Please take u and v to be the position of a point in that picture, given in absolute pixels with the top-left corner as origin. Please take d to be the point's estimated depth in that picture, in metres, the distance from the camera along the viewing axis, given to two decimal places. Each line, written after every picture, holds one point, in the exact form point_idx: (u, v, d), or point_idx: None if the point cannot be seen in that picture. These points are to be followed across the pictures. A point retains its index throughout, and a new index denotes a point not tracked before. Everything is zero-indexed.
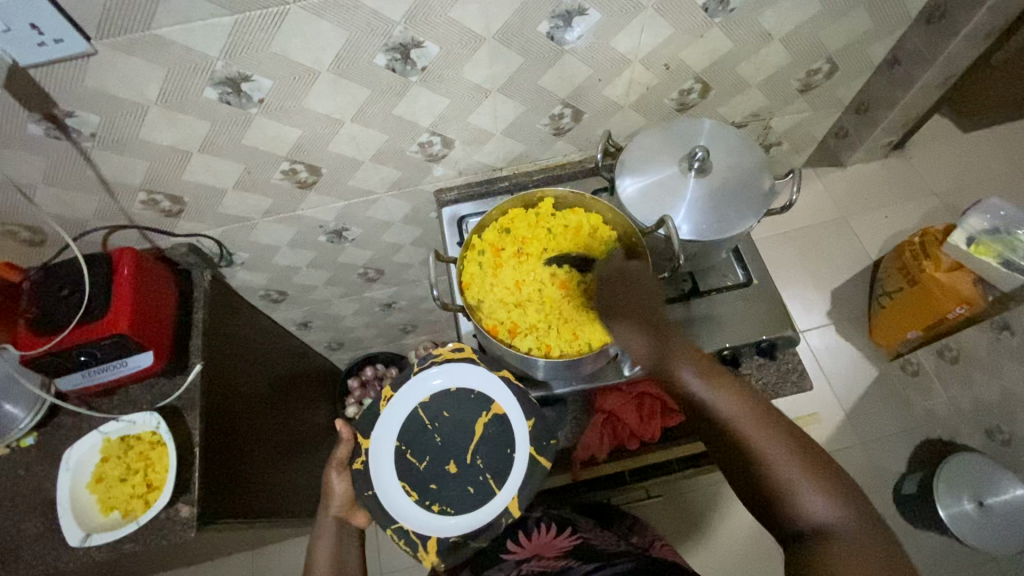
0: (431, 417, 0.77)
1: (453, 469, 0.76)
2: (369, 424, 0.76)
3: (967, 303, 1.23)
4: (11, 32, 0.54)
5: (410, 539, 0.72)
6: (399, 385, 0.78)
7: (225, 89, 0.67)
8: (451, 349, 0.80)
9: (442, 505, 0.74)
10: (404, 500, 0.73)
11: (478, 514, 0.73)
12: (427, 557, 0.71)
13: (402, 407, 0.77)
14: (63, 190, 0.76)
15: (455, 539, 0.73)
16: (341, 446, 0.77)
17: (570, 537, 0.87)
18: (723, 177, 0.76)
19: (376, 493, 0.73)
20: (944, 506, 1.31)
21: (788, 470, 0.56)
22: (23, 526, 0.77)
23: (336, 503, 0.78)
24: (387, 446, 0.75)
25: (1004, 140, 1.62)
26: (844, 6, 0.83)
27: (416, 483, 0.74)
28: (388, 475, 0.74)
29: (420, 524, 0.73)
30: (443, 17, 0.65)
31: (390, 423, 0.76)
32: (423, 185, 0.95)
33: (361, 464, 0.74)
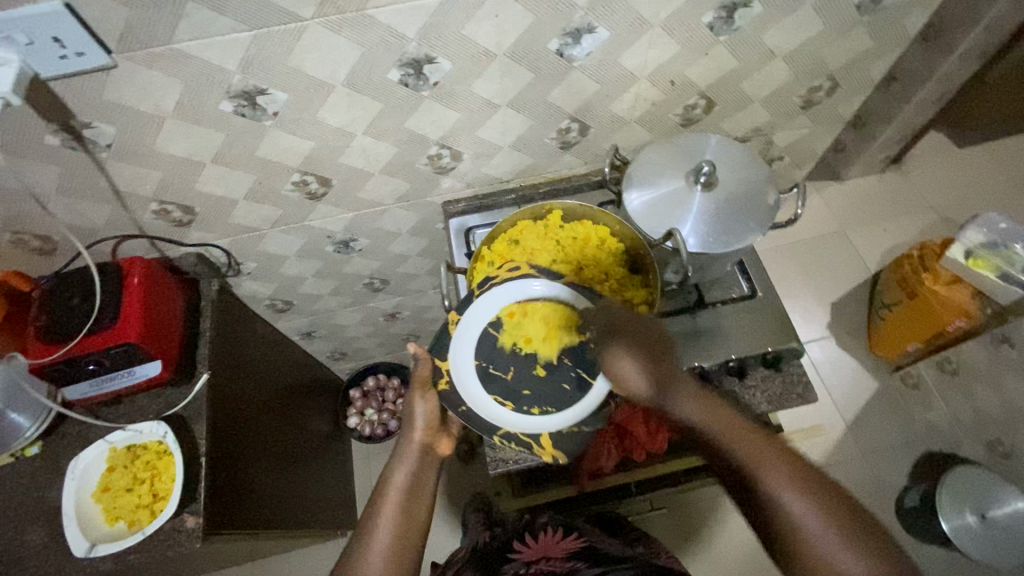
0: (504, 333, 0.74)
1: (543, 372, 0.74)
2: (444, 348, 0.75)
3: (965, 316, 1.25)
4: (34, 44, 0.55)
5: (521, 440, 0.71)
6: (464, 308, 0.75)
7: (240, 103, 0.68)
8: (507, 271, 0.76)
9: (541, 406, 0.72)
10: (501, 409, 0.72)
11: (583, 402, 0.71)
12: (544, 450, 0.70)
13: (471, 329, 0.74)
14: (76, 200, 0.76)
15: (568, 428, 0.71)
16: (421, 366, 0.75)
17: (576, 540, 0.89)
18: (729, 191, 0.77)
19: (470, 408, 0.71)
20: (946, 519, 1.30)
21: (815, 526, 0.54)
22: (26, 536, 0.77)
23: (419, 426, 0.73)
24: (467, 366, 0.73)
25: (999, 156, 1.65)
26: (846, 25, 0.85)
27: (508, 392, 0.73)
28: (478, 392, 0.72)
29: (526, 425, 0.71)
30: (457, 34, 0.66)
31: (463, 345, 0.74)
32: (432, 197, 0.97)
33: (446, 384, 0.73)
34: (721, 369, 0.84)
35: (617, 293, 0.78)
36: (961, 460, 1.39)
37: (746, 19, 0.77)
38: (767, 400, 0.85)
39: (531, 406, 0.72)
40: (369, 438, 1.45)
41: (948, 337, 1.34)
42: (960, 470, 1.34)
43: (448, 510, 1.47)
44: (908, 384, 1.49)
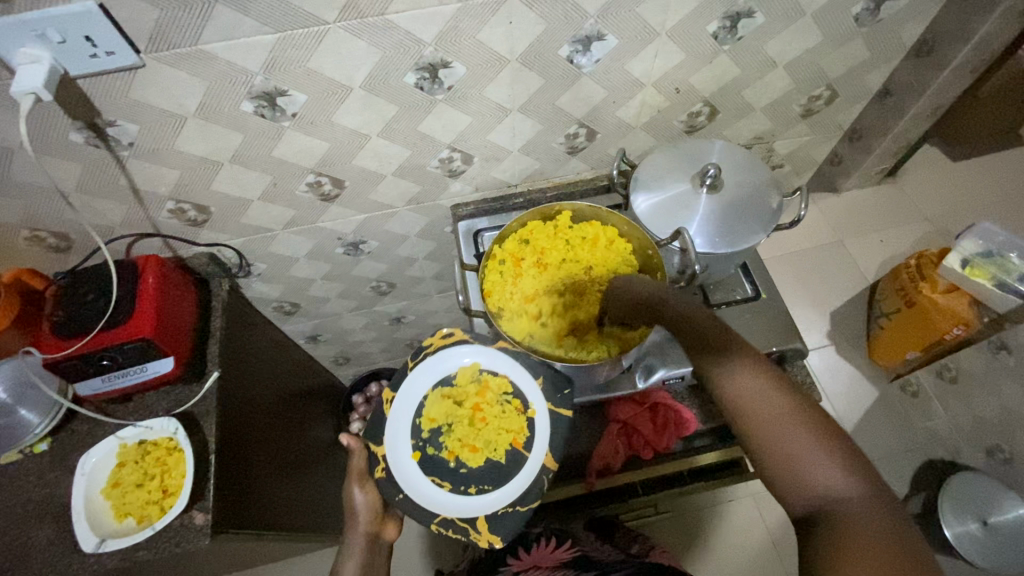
0: (434, 410, 0.77)
1: (476, 452, 0.76)
2: (379, 433, 0.76)
3: (964, 324, 1.27)
4: (67, 43, 0.57)
5: (458, 527, 0.71)
6: (397, 386, 0.78)
7: (261, 103, 0.70)
8: (440, 338, 0.81)
9: (476, 484, 0.74)
10: (437, 492, 0.73)
11: (516, 479, 0.73)
12: (481, 536, 0.70)
13: (404, 410, 0.77)
14: (93, 197, 0.78)
15: (503, 508, 0.72)
16: (356, 458, 0.81)
17: (570, 549, 0.92)
18: (734, 193, 0.79)
19: (406, 495, 0.73)
20: (948, 526, 1.30)
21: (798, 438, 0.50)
22: (32, 534, 0.76)
23: (363, 520, 0.82)
24: (403, 449, 0.75)
25: (991, 169, 1.69)
26: (844, 37, 0.88)
27: (445, 472, 0.75)
28: (415, 477, 0.74)
29: (461, 508, 0.72)
30: (472, 39, 0.69)
31: (398, 428, 0.76)
32: (441, 201, 0.98)
33: (383, 473, 0.74)
34: None
35: None
36: (960, 468, 1.40)
37: (749, 29, 0.80)
38: None
39: (467, 485, 0.74)
40: None
41: (947, 344, 1.35)
42: (958, 475, 1.35)
43: None
44: (908, 392, 1.50)
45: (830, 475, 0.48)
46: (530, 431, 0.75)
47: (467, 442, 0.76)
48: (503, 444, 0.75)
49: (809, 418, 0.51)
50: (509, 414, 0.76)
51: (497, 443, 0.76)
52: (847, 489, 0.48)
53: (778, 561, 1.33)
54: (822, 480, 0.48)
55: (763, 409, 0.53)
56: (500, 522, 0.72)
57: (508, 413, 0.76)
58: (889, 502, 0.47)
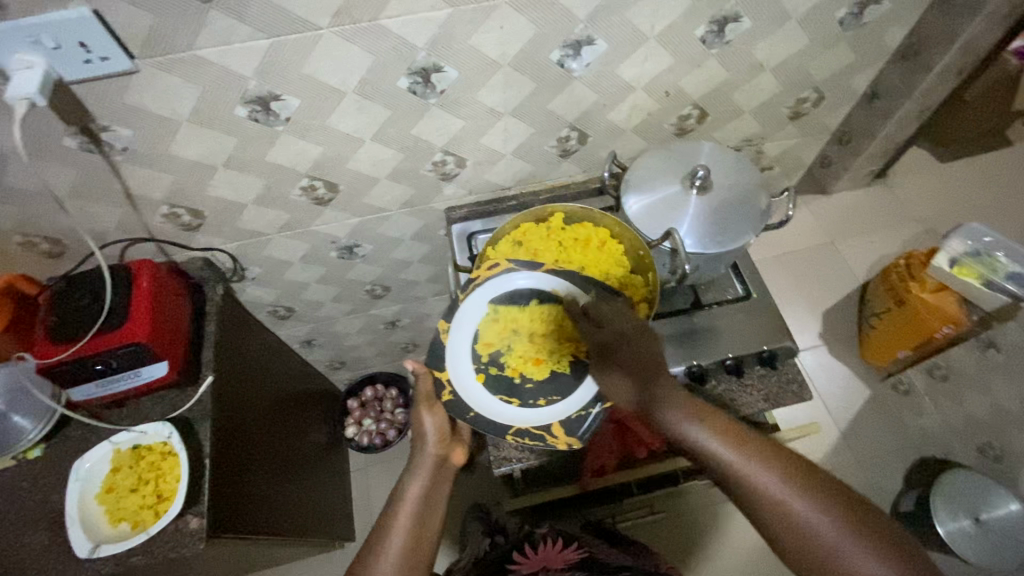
0: (492, 331, 0.78)
1: (540, 366, 0.78)
2: (440, 358, 0.77)
3: (952, 322, 1.28)
4: (61, 49, 0.57)
5: (534, 435, 0.75)
6: (451, 315, 0.78)
7: (254, 108, 0.71)
8: (488, 269, 0.80)
9: (545, 397, 0.77)
10: (506, 408, 0.76)
11: (583, 386, 0.76)
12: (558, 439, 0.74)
13: (462, 336, 0.78)
14: (87, 202, 0.78)
15: (577, 414, 0.75)
16: (422, 382, 0.78)
17: (576, 551, 0.92)
18: (724, 194, 0.80)
19: (478, 412, 0.75)
20: (941, 524, 1.30)
21: (829, 536, 0.55)
22: (26, 540, 0.76)
23: (433, 440, 0.77)
24: (467, 372, 0.77)
25: (977, 170, 1.72)
26: (829, 41, 0.90)
27: (512, 390, 0.77)
28: (483, 398, 0.76)
29: (534, 418, 0.75)
30: (464, 44, 0.69)
31: (457, 352, 0.77)
32: (435, 204, 0.99)
33: (449, 395, 0.76)
34: (718, 368, 0.86)
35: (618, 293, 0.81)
36: (952, 465, 1.41)
37: (736, 33, 0.81)
38: (765, 398, 0.87)
39: (537, 400, 0.76)
40: (367, 448, 1.45)
41: (937, 343, 1.37)
42: (954, 472, 1.36)
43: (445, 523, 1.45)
44: (899, 390, 1.52)
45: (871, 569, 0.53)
46: None
47: (532, 357, 0.78)
48: (567, 357, 0.78)
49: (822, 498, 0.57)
50: (568, 329, 0.78)
51: (560, 354, 0.78)
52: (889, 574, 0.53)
53: (774, 560, 1.34)
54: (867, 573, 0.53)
55: (780, 496, 0.58)
56: (575, 426, 0.75)
57: (566, 328, 0.78)
58: None
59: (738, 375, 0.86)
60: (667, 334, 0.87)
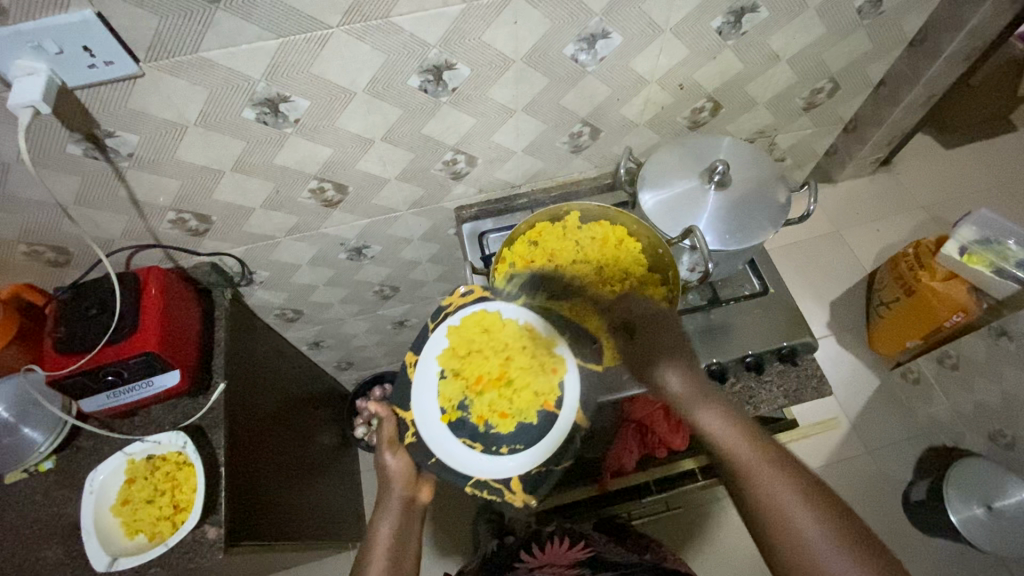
0: (457, 367, 0.77)
1: (506, 414, 0.75)
2: (405, 400, 0.77)
3: (962, 311, 1.28)
4: (64, 54, 0.55)
5: (492, 488, 0.72)
6: (420, 348, 0.79)
7: (262, 110, 0.69)
8: (460, 296, 0.81)
9: (509, 445, 0.74)
10: (468, 454, 0.74)
11: (548, 439, 0.74)
12: (516, 496, 0.71)
13: (428, 371, 0.78)
14: (93, 210, 0.76)
15: (538, 469, 0.73)
16: (386, 426, 0.78)
17: (584, 549, 0.91)
18: (742, 189, 0.79)
19: (439, 459, 0.73)
20: (954, 511, 1.30)
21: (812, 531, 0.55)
22: (41, 554, 0.75)
23: (398, 483, 0.75)
24: (432, 412, 0.75)
25: (984, 156, 1.70)
26: (846, 29, 0.88)
27: (475, 434, 0.74)
28: (445, 441, 0.74)
29: (494, 470, 0.73)
30: (477, 40, 0.68)
31: (422, 389, 0.77)
32: (445, 203, 0.98)
33: (412, 438, 0.75)
34: (737, 365, 0.85)
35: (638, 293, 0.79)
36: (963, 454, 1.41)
37: (753, 24, 0.79)
38: (783, 394, 0.86)
39: (499, 447, 0.74)
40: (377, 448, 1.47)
41: (947, 332, 1.36)
42: (962, 461, 1.36)
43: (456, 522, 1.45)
44: (909, 379, 1.51)
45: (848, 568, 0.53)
46: (562, 391, 0.76)
47: (496, 404, 0.76)
48: (534, 405, 0.75)
49: (873, 559, 0.53)
50: (540, 362, 0.77)
51: (527, 404, 0.76)
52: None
53: None
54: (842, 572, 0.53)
55: (772, 487, 0.59)
56: (536, 481, 0.72)
57: (535, 375, 0.76)
58: None
59: (757, 371, 0.85)
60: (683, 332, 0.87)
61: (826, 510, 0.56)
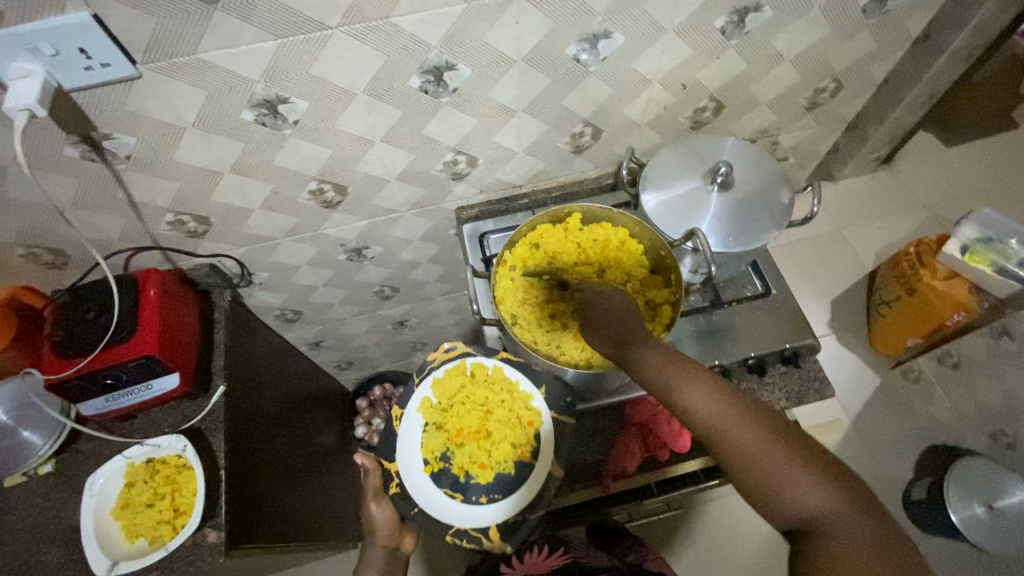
0: (440, 420, 0.80)
1: (485, 466, 0.77)
2: (390, 448, 0.79)
3: (964, 310, 1.27)
4: (60, 56, 0.54)
5: (471, 536, 0.74)
6: (405, 402, 0.81)
7: (262, 111, 0.68)
8: (444, 350, 0.84)
9: (488, 495, 0.76)
10: (449, 503, 0.75)
11: (525, 488, 0.75)
12: (493, 543, 0.73)
13: (412, 424, 0.80)
14: (90, 212, 0.75)
15: (513, 518, 0.74)
16: (370, 475, 0.78)
17: (561, 556, 0.95)
18: (746, 190, 0.78)
19: (421, 509, 0.75)
20: (955, 511, 1.35)
21: (773, 463, 0.51)
22: (41, 557, 0.75)
23: (383, 533, 0.79)
24: (416, 462, 0.78)
25: (986, 154, 1.70)
26: (850, 28, 0.87)
27: (455, 484, 0.76)
28: (428, 492, 0.76)
29: (473, 519, 0.75)
30: (478, 41, 0.67)
31: (407, 441, 0.79)
32: (445, 204, 0.97)
33: (396, 488, 0.76)
34: (740, 368, 0.84)
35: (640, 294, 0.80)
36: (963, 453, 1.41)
37: (756, 23, 0.79)
38: (786, 396, 0.86)
39: (479, 496, 0.75)
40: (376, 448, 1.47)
41: (948, 331, 1.35)
42: (968, 459, 1.39)
43: None
44: (909, 378, 1.51)
45: (814, 496, 0.49)
46: (538, 444, 0.77)
47: (476, 457, 0.78)
48: (512, 457, 0.77)
49: (825, 474, 0.50)
50: (519, 416, 0.79)
51: (504, 456, 0.77)
52: (829, 504, 0.49)
53: (788, 547, 1.37)
54: (808, 501, 0.49)
55: (725, 422, 0.54)
56: (512, 530, 0.74)
57: (514, 426, 0.79)
58: (869, 514, 0.48)
59: (760, 373, 0.85)
60: (686, 334, 0.86)
61: (774, 431, 0.53)
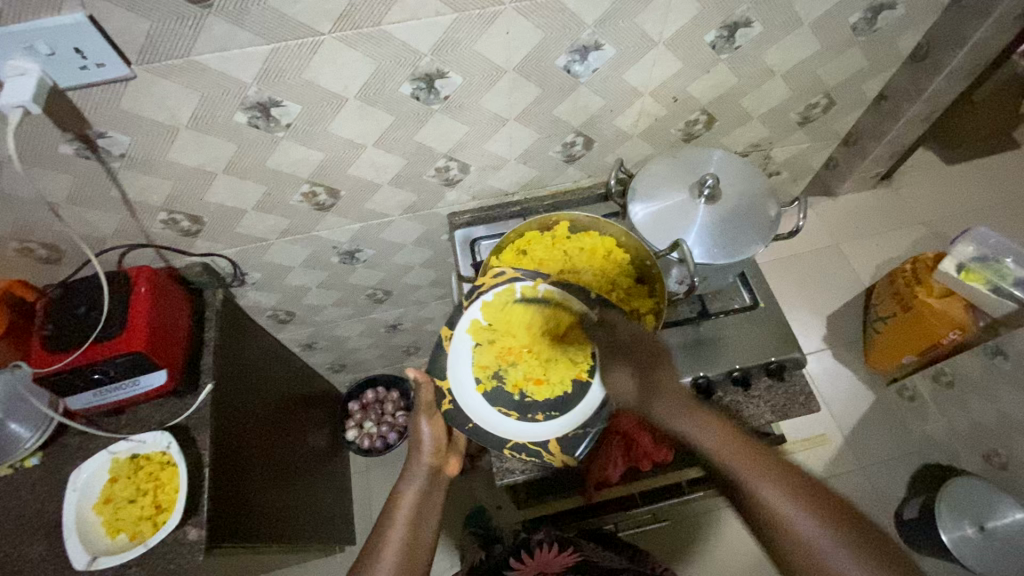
0: (493, 340, 0.77)
1: (540, 386, 0.76)
2: (440, 368, 0.76)
3: (959, 328, 1.26)
4: (55, 55, 0.56)
5: (531, 451, 0.72)
6: (455, 323, 0.77)
7: (254, 114, 0.69)
8: (493, 277, 0.79)
9: (546, 412, 0.75)
10: (505, 419, 0.74)
11: (582, 403, 0.75)
12: (555, 457, 0.71)
13: (462, 344, 0.77)
14: (84, 209, 0.76)
15: (573, 432, 0.73)
16: (422, 391, 0.76)
17: (572, 555, 0.94)
18: (732, 202, 0.79)
19: (477, 423, 0.73)
20: (946, 531, 1.28)
21: (805, 528, 0.54)
22: (24, 550, 0.75)
23: (427, 449, 0.79)
24: (467, 383, 0.76)
25: (985, 173, 1.70)
26: (841, 46, 0.88)
27: (511, 402, 0.76)
28: (484, 409, 0.75)
29: (530, 433, 0.73)
30: (469, 50, 0.68)
31: (458, 359, 0.76)
32: (438, 209, 0.98)
33: (449, 405, 0.74)
34: (725, 381, 0.84)
35: (625, 303, 0.80)
36: (957, 472, 1.40)
37: (746, 39, 0.80)
38: (771, 410, 0.86)
39: (536, 413, 0.75)
40: (368, 452, 1.44)
41: (943, 349, 1.35)
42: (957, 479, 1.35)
43: (445, 524, 1.44)
44: (904, 395, 1.50)
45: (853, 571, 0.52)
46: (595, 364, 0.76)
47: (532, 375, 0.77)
48: (568, 378, 0.76)
49: (859, 545, 0.53)
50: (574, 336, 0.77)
51: (563, 375, 0.76)
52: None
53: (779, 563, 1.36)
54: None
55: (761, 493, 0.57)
56: (574, 444, 0.73)
57: (570, 345, 0.77)
58: None
59: (745, 387, 0.85)
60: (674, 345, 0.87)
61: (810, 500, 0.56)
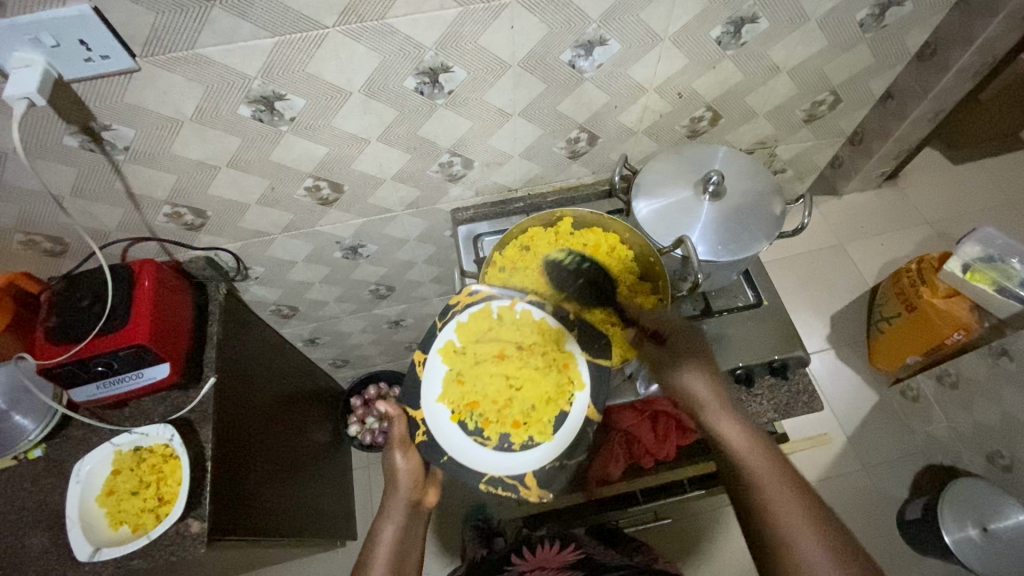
0: (467, 367, 0.78)
1: (519, 422, 0.76)
2: (415, 397, 0.77)
3: (963, 329, 1.25)
4: (60, 47, 0.56)
5: (507, 484, 0.73)
6: (427, 347, 0.79)
7: (258, 108, 0.69)
8: (468, 295, 0.80)
9: (523, 442, 0.75)
10: (481, 450, 0.74)
11: (560, 432, 0.75)
12: (531, 491, 0.72)
13: (436, 370, 0.78)
14: (88, 201, 0.77)
15: (551, 464, 0.74)
16: (398, 424, 0.78)
17: (574, 551, 0.92)
18: (737, 200, 0.78)
19: (451, 456, 0.73)
20: (948, 532, 1.27)
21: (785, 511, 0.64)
22: (27, 541, 0.75)
23: (404, 485, 0.77)
24: (440, 413, 0.76)
25: (991, 173, 1.69)
26: (847, 43, 0.87)
27: (486, 433, 0.75)
28: (458, 440, 0.75)
29: (507, 467, 0.74)
30: (473, 44, 0.68)
31: (430, 387, 0.77)
32: (440, 205, 0.98)
33: (423, 436, 0.74)
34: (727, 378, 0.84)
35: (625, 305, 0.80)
36: (961, 474, 1.39)
37: (752, 35, 0.79)
38: (774, 408, 0.86)
39: (511, 442, 0.75)
40: (370, 446, 1.47)
41: (946, 350, 1.34)
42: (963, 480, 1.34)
43: (446, 520, 1.45)
44: (908, 396, 1.50)
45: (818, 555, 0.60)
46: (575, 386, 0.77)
47: (507, 403, 0.77)
48: (546, 407, 0.76)
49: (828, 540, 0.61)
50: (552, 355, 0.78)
51: (540, 408, 0.76)
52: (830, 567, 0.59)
53: None
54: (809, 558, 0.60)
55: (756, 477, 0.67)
56: (551, 479, 0.73)
57: (548, 370, 0.77)
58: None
59: (748, 384, 0.84)
60: None
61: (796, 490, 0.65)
